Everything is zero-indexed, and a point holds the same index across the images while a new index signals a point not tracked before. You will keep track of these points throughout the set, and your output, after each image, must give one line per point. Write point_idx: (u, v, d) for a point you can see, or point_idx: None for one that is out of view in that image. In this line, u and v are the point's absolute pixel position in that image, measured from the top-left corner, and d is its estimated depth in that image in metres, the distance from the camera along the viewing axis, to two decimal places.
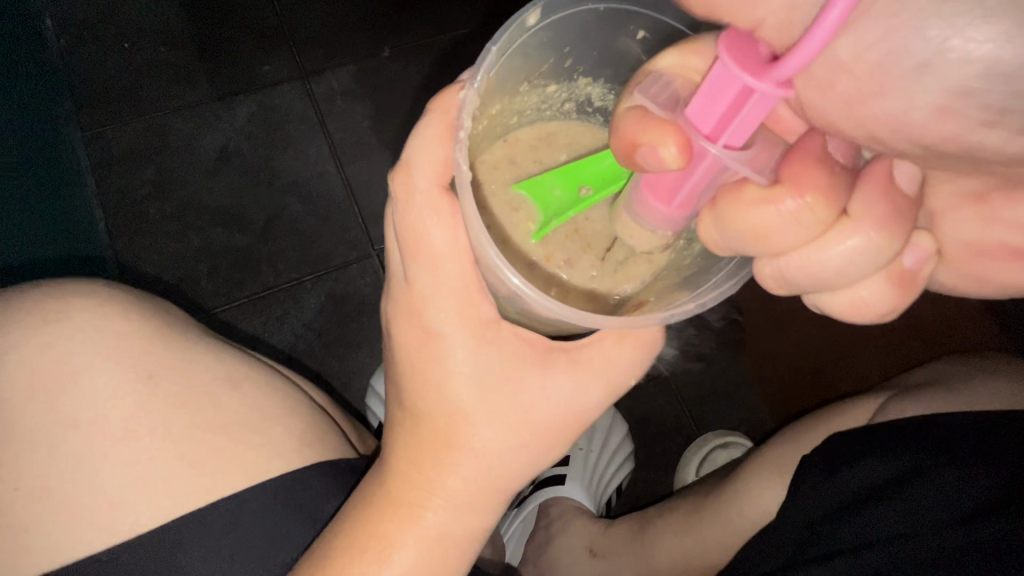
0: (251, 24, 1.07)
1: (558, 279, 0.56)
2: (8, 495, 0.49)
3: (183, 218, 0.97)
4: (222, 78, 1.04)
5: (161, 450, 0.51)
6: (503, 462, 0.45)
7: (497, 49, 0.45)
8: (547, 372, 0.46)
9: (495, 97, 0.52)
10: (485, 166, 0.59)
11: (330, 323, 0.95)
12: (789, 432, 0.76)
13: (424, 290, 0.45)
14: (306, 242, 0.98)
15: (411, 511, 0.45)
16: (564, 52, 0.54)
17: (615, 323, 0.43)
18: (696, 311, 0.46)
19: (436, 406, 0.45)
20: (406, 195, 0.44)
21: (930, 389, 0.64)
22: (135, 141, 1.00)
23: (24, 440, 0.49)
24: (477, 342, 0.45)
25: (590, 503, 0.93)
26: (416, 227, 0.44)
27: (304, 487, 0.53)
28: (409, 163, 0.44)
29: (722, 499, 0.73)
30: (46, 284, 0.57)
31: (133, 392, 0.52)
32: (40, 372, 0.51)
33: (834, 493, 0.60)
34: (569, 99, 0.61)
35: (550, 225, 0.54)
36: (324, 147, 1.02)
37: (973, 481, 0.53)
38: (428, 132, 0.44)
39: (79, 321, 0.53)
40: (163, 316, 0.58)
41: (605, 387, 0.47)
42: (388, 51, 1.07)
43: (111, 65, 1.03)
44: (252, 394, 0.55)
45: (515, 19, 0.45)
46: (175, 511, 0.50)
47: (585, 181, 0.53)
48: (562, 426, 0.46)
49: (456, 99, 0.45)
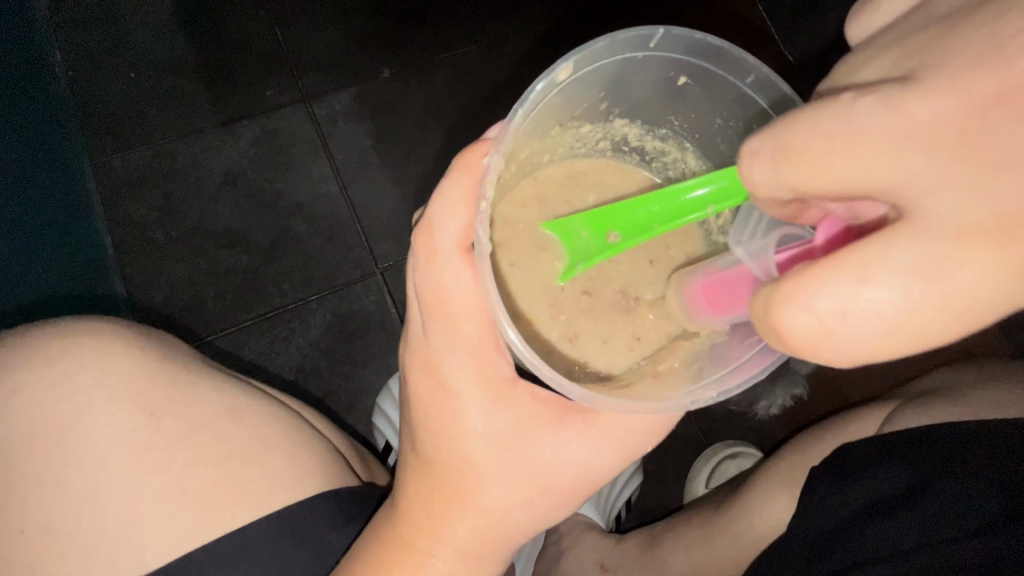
0: (254, 50, 1.08)
1: (581, 327, 0.58)
2: (19, 532, 0.49)
3: (191, 241, 0.98)
4: (228, 104, 1.05)
5: (167, 485, 0.51)
6: (515, 516, 0.47)
7: (524, 107, 0.47)
8: (561, 436, 0.46)
9: (525, 144, 0.54)
10: (514, 206, 0.61)
11: (336, 342, 0.96)
12: (800, 444, 0.77)
13: (443, 349, 0.45)
14: (312, 263, 0.99)
15: (422, 557, 0.47)
16: (598, 97, 0.56)
17: (628, 406, 0.43)
18: (716, 399, 0.45)
19: (449, 457, 0.46)
20: (428, 255, 0.45)
21: (940, 401, 0.64)
22: (140, 168, 1.01)
23: (32, 478, 0.50)
24: (494, 405, 0.45)
25: (599, 519, 0.92)
26: (436, 286, 0.45)
27: (311, 515, 0.54)
28: (430, 224, 0.44)
29: (732, 515, 0.73)
30: (51, 320, 0.57)
31: (141, 430, 0.53)
32: (54, 408, 0.52)
33: (841, 505, 0.60)
34: (604, 138, 0.63)
35: (576, 269, 0.54)
36: (327, 169, 1.04)
37: (983, 495, 0.52)
38: (454, 193, 0.44)
39: (84, 357, 0.54)
40: (167, 349, 0.59)
41: (619, 452, 0.47)
42: (389, 72, 1.09)
43: (114, 94, 1.04)
44: (260, 430, 0.56)
45: (547, 75, 0.47)
46: (181, 547, 0.50)
47: (613, 227, 0.50)
48: (574, 487, 0.47)
49: (479, 165, 0.44)
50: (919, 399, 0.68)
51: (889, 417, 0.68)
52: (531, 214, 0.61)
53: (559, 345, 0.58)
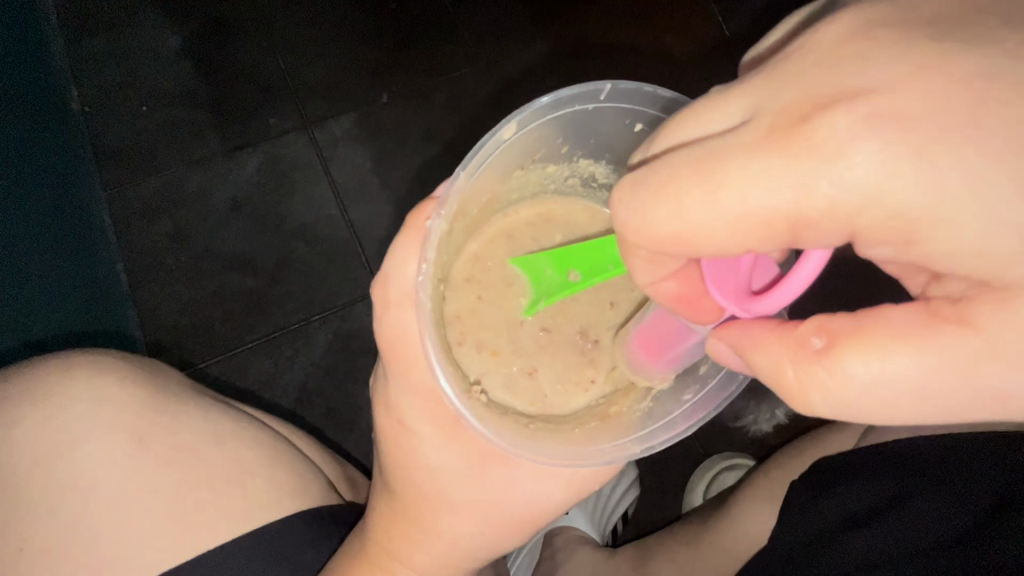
0: (256, 80, 1.14)
1: (542, 363, 0.62)
2: (36, 552, 0.53)
3: (200, 267, 1.03)
4: (232, 133, 1.11)
5: (157, 505, 0.56)
6: (469, 543, 0.51)
7: (468, 169, 0.51)
8: (510, 475, 0.50)
9: (485, 187, 0.59)
10: (483, 242, 0.65)
11: (338, 360, 1.01)
12: (774, 463, 0.80)
13: (400, 390, 0.51)
14: (314, 284, 1.03)
15: (388, 572, 0.51)
16: (558, 142, 0.60)
17: (557, 462, 0.47)
18: (642, 454, 0.50)
19: (409, 483, 0.50)
20: (383, 306, 0.51)
21: (916, 419, 0.66)
22: (150, 197, 1.06)
23: (40, 498, 0.54)
24: (446, 442, 0.50)
25: (593, 533, 0.96)
26: (394, 335, 0.51)
27: (294, 529, 0.58)
28: (385, 279, 0.51)
29: (716, 528, 0.76)
30: (58, 351, 0.62)
31: (133, 453, 0.57)
32: (67, 435, 0.56)
33: (812, 522, 0.62)
34: (572, 176, 0.67)
35: (538, 305, 0.60)
36: (328, 192, 1.08)
37: (946, 512, 0.53)
38: (405, 250, 0.50)
39: (86, 386, 0.58)
40: (163, 377, 0.63)
41: (567, 489, 0.51)
42: (387, 97, 1.14)
43: (124, 128, 1.10)
44: (243, 451, 0.60)
45: (493, 134, 0.52)
46: (168, 561, 0.54)
47: (574, 267, 0.58)
48: (524, 520, 0.51)
49: (423, 227, 0.50)
50: None
51: (865, 434, 0.70)
52: (507, 249, 0.65)
53: (520, 380, 0.62)
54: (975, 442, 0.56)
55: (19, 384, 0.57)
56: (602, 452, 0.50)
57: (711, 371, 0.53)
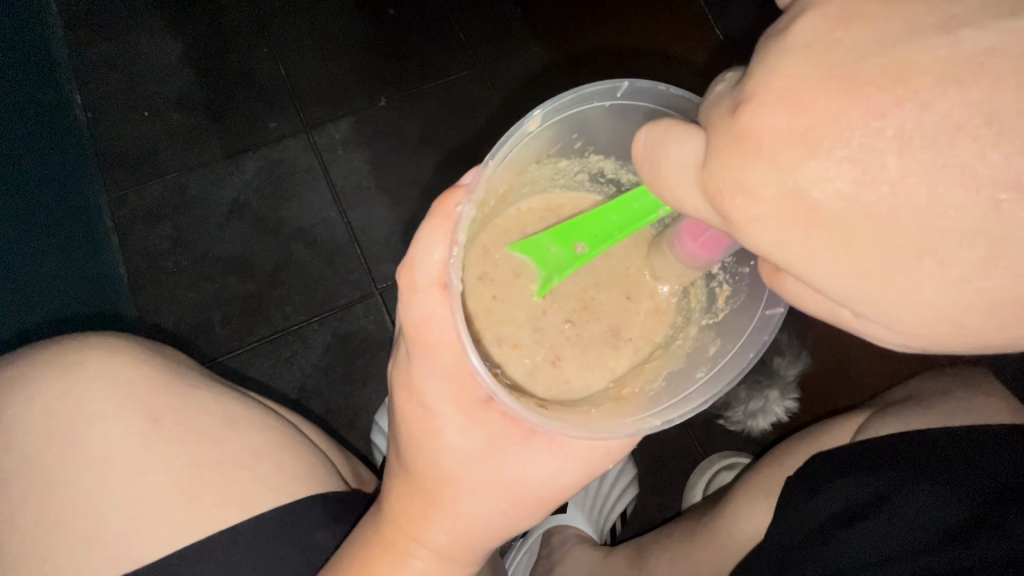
0: (255, 82, 1.15)
1: (562, 350, 0.65)
2: (41, 542, 0.52)
3: (200, 268, 1.04)
4: (232, 134, 1.11)
5: (165, 486, 0.56)
6: (485, 525, 0.51)
7: (495, 159, 0.53)
8: (530, 455, 0.51)
9: (504, 180, 0.60)
10: (497, 233, 0.68)
11: (336, 361, 1.01)
12: (775, 455, 0.81)
13: (424, 373, 0.51)
14: (313, 285, 1.04)
15: (402, 555, 0.51)
16: (572, 138, 0.62)
17: (584, 435, 0.49)
18: (661, 427, 0.51)
19: (427, 466, 0.51)
20: (410, 289, 0.50)
21: (910, 408, 0.67)
22: (151, 200, 1.07)
23: (44, 481, 0.54)
24: (469, 423, 0.50)
25: (592, 532, 0.97)
26: (419, 319, 0.50)
27: (302, 517, 0.58)
28: (411, 263, 0.50)
29: (714, 523, 0.77)
30: (66, 337, 0.62)
31: (142, 434, 0.57)
32: (73, 425, 0.56)
33: (815, 513, 0.62)
34: (582, 171, 0.69)
35: (551, 281, 0.62)
36: (327, 195, 1.09)
37: (951, 497, 0.54)
38: (432, 236, 0.50)
39: (95, 371, 0.58)
40: (173, 365, 0.64)
41: (582, 470, 0.52)
42: (384, 101, 1.15)
43: (125, 130, 1.11)
44: (253, 437, 0.61)
45: (517, 128, 0.53)
46: (175, 541, 0.54)
47: (579, 239, 0.58)
48: (540, 501, 0.52)
49: (454, 212, 0.50)
50: (894, 406, 0.71)
51: (864, 424, 0.71)
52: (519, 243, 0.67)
53: (540, 367, 0.64)
54: (965, 432, 0.59)
55: (24, 373, 0.57)
56: (623, 426, 0.51)
57: (722, 350, 0.56)
